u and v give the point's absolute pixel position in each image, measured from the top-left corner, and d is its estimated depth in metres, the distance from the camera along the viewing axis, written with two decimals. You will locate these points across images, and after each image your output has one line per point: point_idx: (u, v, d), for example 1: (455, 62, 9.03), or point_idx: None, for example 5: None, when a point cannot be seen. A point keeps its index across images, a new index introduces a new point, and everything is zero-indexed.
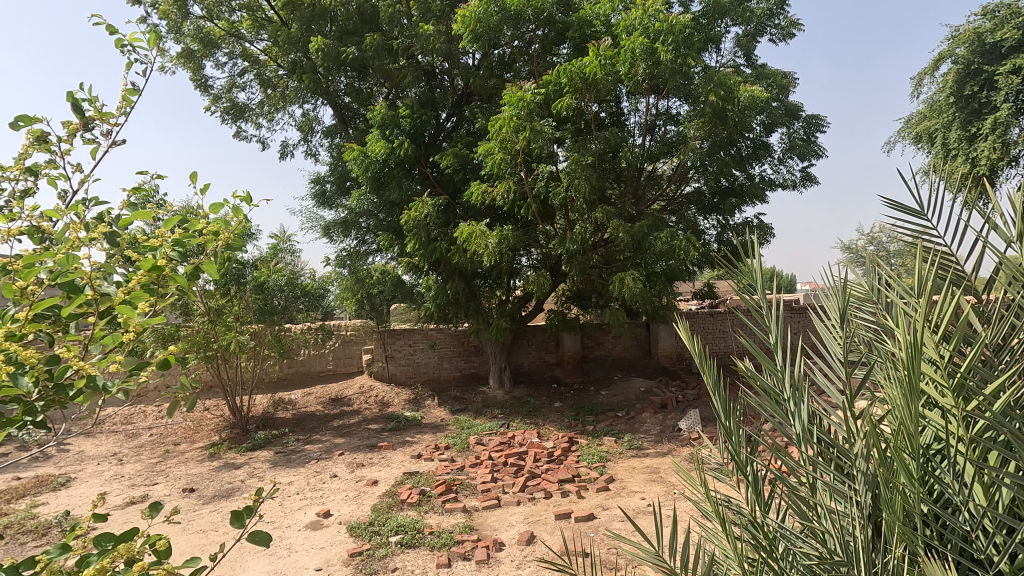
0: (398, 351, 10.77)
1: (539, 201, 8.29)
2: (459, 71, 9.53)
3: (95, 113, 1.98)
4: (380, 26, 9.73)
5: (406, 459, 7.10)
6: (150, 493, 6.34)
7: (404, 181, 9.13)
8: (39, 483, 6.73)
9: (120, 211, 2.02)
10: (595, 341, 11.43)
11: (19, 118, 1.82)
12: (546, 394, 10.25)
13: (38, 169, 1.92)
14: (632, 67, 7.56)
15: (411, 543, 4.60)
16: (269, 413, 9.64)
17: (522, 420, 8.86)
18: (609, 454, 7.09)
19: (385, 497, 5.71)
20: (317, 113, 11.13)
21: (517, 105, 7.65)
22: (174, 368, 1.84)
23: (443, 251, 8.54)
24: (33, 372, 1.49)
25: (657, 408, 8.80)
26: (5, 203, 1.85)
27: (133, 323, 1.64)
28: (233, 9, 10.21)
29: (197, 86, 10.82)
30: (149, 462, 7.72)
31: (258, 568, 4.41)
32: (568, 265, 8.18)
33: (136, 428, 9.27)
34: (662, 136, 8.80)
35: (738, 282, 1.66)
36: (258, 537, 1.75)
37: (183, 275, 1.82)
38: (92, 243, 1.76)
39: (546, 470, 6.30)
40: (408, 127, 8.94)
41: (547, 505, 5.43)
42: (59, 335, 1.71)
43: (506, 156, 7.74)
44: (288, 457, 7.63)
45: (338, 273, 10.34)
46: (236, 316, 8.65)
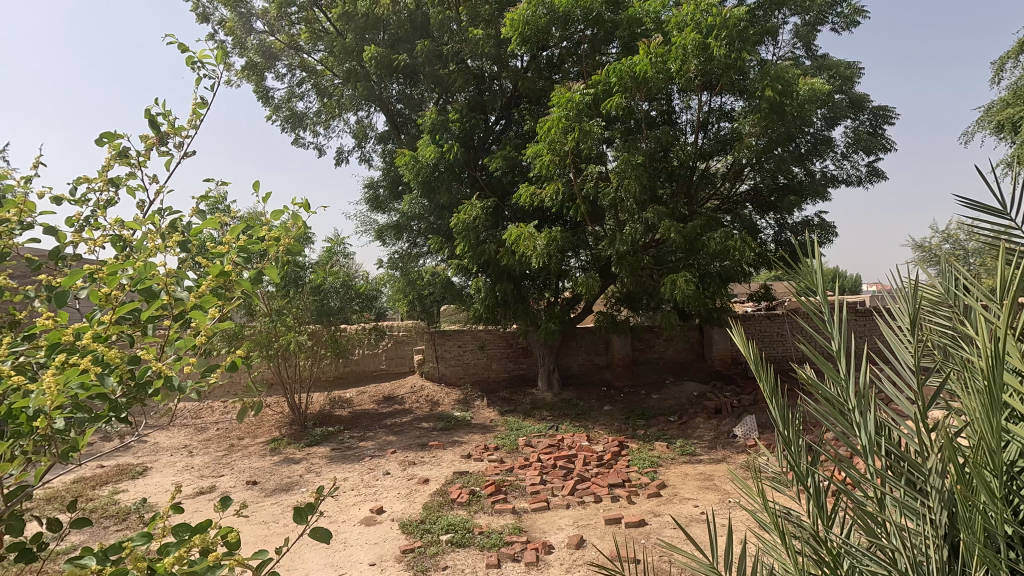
0: (448, 352, 10.93)
1: (589, 202, 8.22)
2: (507, 74, 9.58)
3: (170, 128, 2.14)
4: (430, 33, 9.92)
5: (456, 459, 7.18)
6: (218, 484, 6.71)
7: (454, 185, 9.26)
8: (120, 471, 7.25)
9: (190, 218, 2.17)
10: (647, 343, 11.19)
11: (102, 135, 2.00)
12: (596, 396, 10.16)
13: (120, 180, 2.09)
14: (684, 64, 7.36)
15: (461, 543, 4.66)
16: (326, 411, 9.99)
17: (571, 423, 8.81)
18: (660, 459, 6.96)
19: (436, 496, 5.79)
20: (371, 120, 11.47)
21: (566, 106, 7.67)
22: (240, 369, 1.95)
23: (492, 252, 8.60)
24: (117, 370, 1.61)
25: (711, 414, 8.57)
26: (91, 213, 2.02)
27: (203, 327, 1.74)
28: (293, 23, 10.67)
29: (259, 97, 11.39)
30: (216, 455, 8.18)
31: (316, 560, 4.58)
32: (618, 266, 8.10)
33: (205, 422, 9.83)
34: (716, 134, 8.55)
35: (796, 284, 1.59)
36: (320, 533, 1.83)
37: (247, 280, 1.92)
38: (167, 250, 1.89)
39: (596, 474, 6.23)
40: (458, 132, 9.08)
41: (597, 509, 5.37)
42: (139, 336, 1.83)
43: (554, 157, 7.73)
44: (343, 453, 7.86)
45: (390, 274, 10.56)
46: (295, 317, 9.04)
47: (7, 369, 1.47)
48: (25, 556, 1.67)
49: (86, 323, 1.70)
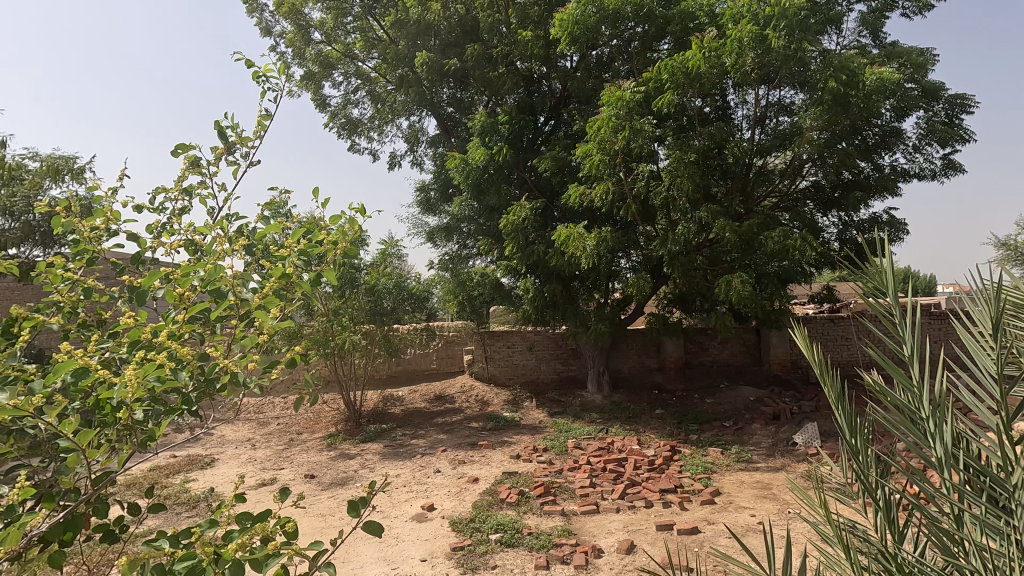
0: (498, 352, 11.01)
1: (640, 202, 8.09)
2: (557, 75, 9.57)
3: (237, 139, 2.27)
4: (480, 36, 10.05)
5: (506, 459, 7.22)
6: (279, 477, 7.02)
7: (503, 186, 9.32)
8: (190, 461, 7.70)
9: (255, 223, 2.29)
10: (700, 345, 10.88)
11: (177, 146, 2.15)
12: (647, 400, 9.97)
13: (192, 189, 2.24)
14: (740, 57, 7.13)
15: (511, 543, 4.68)
16: (379, 409, 10.28)
17: (622, 426, 8.69)
18: (714, 465, 6.75)
19: (485, 495, 5.85)
20: (422, 124, 11.72)
21: (615, 104, 7.54)
22: (300, 368, 2.04)
23: (541, 253, 8.61)
24: (188, 366, 1.72)
25: (769, 420, 8.24)
26: (167, 220, 2.18)
27: (266, 326, 1.83)
28: (348, 32, 11.05)
29: (317, 105, 11.85)
30: (277, 449, 8.56)
31: (370, 553, 4.72)
32: (669, 267, 7.91)
33: (267, 417, 10.31)
34: (774, 129, 8.23)
35: (864, 285, 1.51)
36: (373, 526, 1.88)
37: (308, 281, 2.01)
38: (234, 254, 2.01)
39: (647, 479, 6.12)
40: (507, 133, 9.14)
41: (648, 515, 5.27)
42: (209, 335, 1.95)
43: (604, 157, 7.65)
44: (395, 450, 8.07)
45: (440, 276, 10.74)
46: (351, 317, 9.36)
47: (96, 363, 1.60)
48: (109, 536, 1.80)
49: (162, 321, 1.83)
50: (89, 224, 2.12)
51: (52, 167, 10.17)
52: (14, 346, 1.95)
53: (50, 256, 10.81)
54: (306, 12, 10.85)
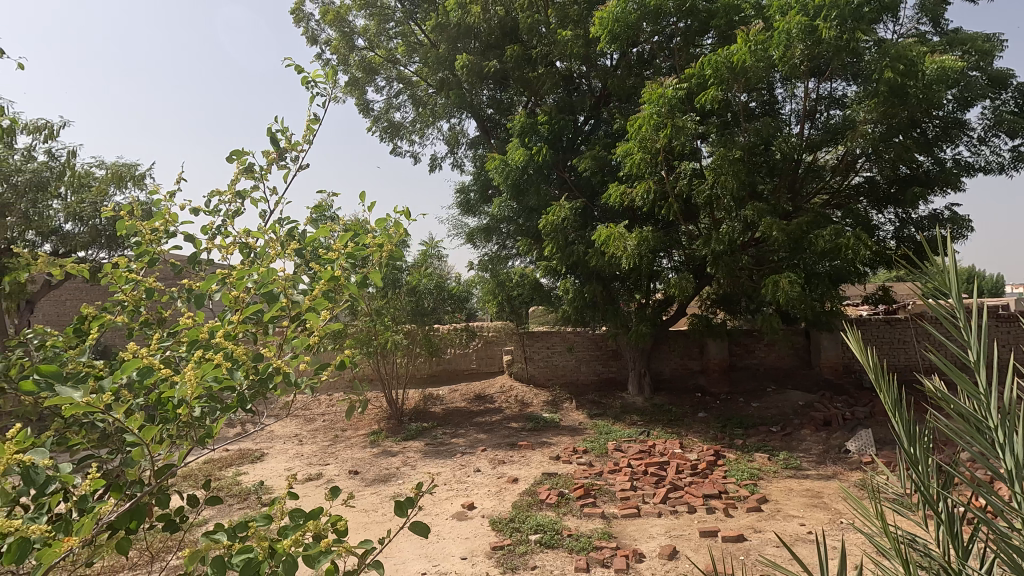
0: (537, 353, 11.01)
1: (682, 200, 7.93)
2: (597, 73, 9.51)
3: (288, 144, 2.35)
4: (519, 37, 10.06)
5: (545, 460, 7.21)
6: (324, 472, 7.23)
7: (543, 187, 9.30)
8: (241, 455, 8.02)
9: (304, 226, 2.37)
10: (745, 348, 10.55)
11: (232, 153, 2.26)
12: (690, 403, 9.76)
13: (246, 193, 2.34)
14: (788, 49, 6.90)
15: (550, 543, 4.68)
16: (420, 407, 10.45)
17: (663, 429, 8.54)
18: (761, 471, 6.54)
19: (525, 496, 5.86)
20: (463, 126, 11.84)
21: (657, 102, 7.43)
22: (348, 368, 2.10)
23: (581, 254, 8.55)
24: (243, 366, 1.80)
25: (819, 426, 7.93)
26: (221, 222, 2.29)
27: (317, 328, 1.90)
28: (390, 37, 11.28)
29: (361, 110, 12.14)
30: (322, 445, 8.82)
31: (412, 550, 4.81)
32: (713, 267, 7.72)
33: (313, 414, 10.63)
34: (825, 123, 7.91)
35: (923, 286, 1.43)
36: (418, 527, 1.91)
37: (355, 284, 2.07)
38: (286, 258, 2.09)
39: (690, 483, 5.99)
40: (547, 134, 9.13)
41: (691, 520, 5.16)
42: (262, 335, 2.03)
43: (645, 155, 7.53)
44: (436, 448, 8.18)
45: (480, 276, 10.84)
46: (393, 317, 9.54)
47: (159, 363, 1.69)
48: (171, 525, 1.90)
49: (219, 321, 1.92)
50: (150, 226, 2.24)
51: (116, 174, 10.79)
52: (86, 344, 2.08)
53: (116, 258, 11.48)
54: (350, 19, 11.15)
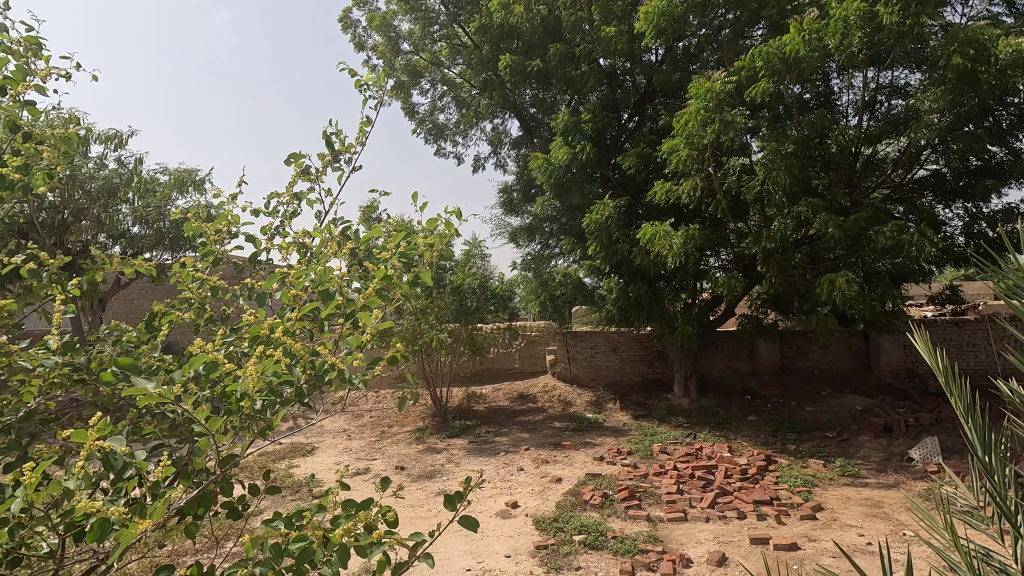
0: (580, 353, 10.91)
1: (730, 197, 7.71)
2: (641, 69, 9.37)
3: (342, 146, 2.43)
4: (562, 35, 10.01)
5: (589, 461, 7.15)
6: (372, 467, 7.42)
7: (586, 185, 9.21)
8: (293, 449, 8.32)
9: (357, 227, 2.45)
10: (798, 349, 10.13)
11: (291, 156, 2.36)
12: (739, 406, 9.47)
13: (303, 195, 2.43)
14: (845, 38, 6.60)
15: (594, 545, 4.64)
16: (464, 405, 10.57)
17: (711, 432, 8.32)
18: (816, 478, 6.28)
19: (569, 496, 5.84)
20: (505, 126, 11.88)
21: (704, 97, 7.25)
22: (400, 363, 2.15)
23: (625, 252, 8.43)
24: (302, 362, 1.89)
25: (880, 433, 7.54)
26: (280, 222, 2.38)
27: (371, 325, 1.96)
28: (435, 41, 11.44)
29: (406, 113, 12.38)
30: (370, 440, 9.05)
31: (457, 546, 4.87)
32: (764, 266, 7.47)
33: (360, 409, 10.92)
34: (885, 114, 7.54)
35: (1000, 287, 1.34)
36: (467, 522, 1.93)
37: (406, 282, 2.11)
38: (340, 258, 2.16)
39: (739, 488, 5.81)
40: (591, 132, 9.05)
41: (741, 526, 5.01)
42: (317, 332, 2.10)
43: (692, 152, 7.35)
44: (480, 446, 8.25)
45: (523, 276, 10.88)
46: (437, 315, 9.68)
47: (224, 357, 1.79)
48: (233, 513, 1.99)
49: (278, 319, 2.02)
50: (214, 227, 2.36)
51: (179, 180, 11.40)
52: (156, 339, 2.21)
53: (179, 259, 12.13)
54: (396, 23, 11.38)
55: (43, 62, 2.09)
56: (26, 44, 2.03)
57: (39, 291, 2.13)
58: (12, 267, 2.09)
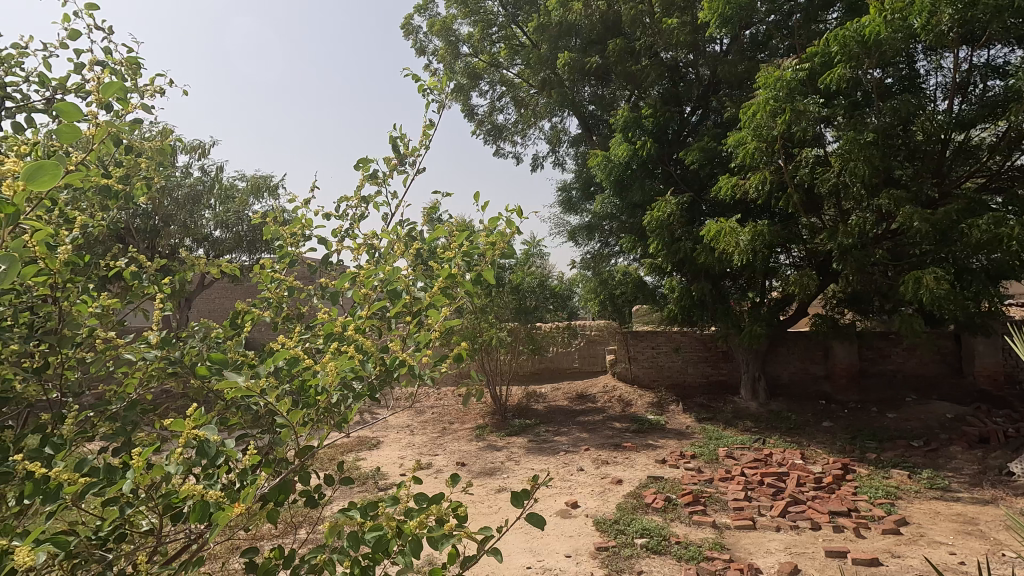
0: (641, 353, 10.69)
1: (803, 190, 7.32)
2: (705, 60, 9.09)
3: (407, 149, 2.50)
4: (622, 30, 9.84)
5: (651, 463, 7.00)
6: (434, 462, 7.59)
7: (647, 182, 9.02)
8: (360, 442, 8.66)
9: (422, 228, 2.51)
10: (878, 351, 9.47)
11: (360, 161, 2.46)
12: (812, 411, 8.98)
13: (370, 198, 2.52)
14: (934, 15, 6.06)
15: (657, 549, 4.53)
16: (523, 404, 10.62)
17: (782, 437, 7.93)
18: (899, 490, 5.85)
19: (630, 498, 5.74)
20: (564, 124, 11.84)
21: (773, 86, 6.92)
22: (465, 361, 2.19)
23: (688, 250, 8.18)
24: (373, 359, 1.96)
25: (974, 444, 6.94)
26: (349, 225, 2.49)
27: (438, 324, 2.01)
28: (494, 42, 11.54)
29: (466, 115, 12.58)
30: (432, 436, 9.26)
31: (517, 543, 4.90)
32: (840, 262, 7.03)
33: (422, 406, 11.20)
34: (981, 96, 6.91)
35: None
36: (535, 519, 1.93)
37: (469, 281, 2.15)
38: (406, 258, 2.23)
39: (813, 498, 5.51)
40: (651, 127, 8.84)
41: (815, 538, 4.75)
42: (386, 330, 2.17)
43: (760, 144, 7.03)
44: (539, 445, 8.26)
45: (583, 275, 10.81)
46: (496, 314, 9.77)
47: (303, 352, 1.88)
48: (310, 501, 2.09)
49: (350, 317, 2.10)
50: (290, 231, 2.49)
51: (256, 186, 12.12)
52: (241, 335, 2.37)
53: (256, 260, 12.89)
54: (456, 27, 11.58)
55: (141, 81, 2.28)
56: (129, 65, 2.23)
57: (139, 291, 2.33)
58: (117, 269, 2.30)
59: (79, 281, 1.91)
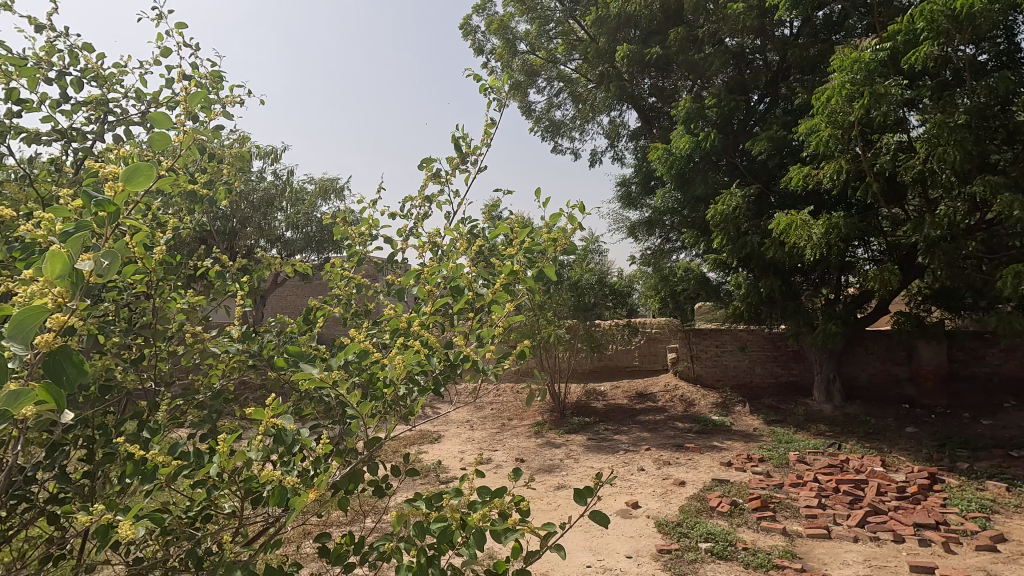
0: (704, 352, 10.36)
1: (884, 179, 6.83)
2: (774, 45, 8.67)
3: (468, 149, 2.54)
4: (684, 18, 9.52)
5: (715, 465, 6.77)
6: (493, 457, 7.68)
7: (710, 175, 8.71)
8: (422, 435, 8.88)
9: (483, 225, 2.54)
10: (972, 353, 8.68)
11: (424, 161, 2.52)
12: (894, 415, 8.39)
13: (434, 197, 2.57)
14: None
15: (723, 555, 4.38)
16: (582, 402, 10.55)
17: (859, 443, 7.45)
18: (997, 504, 5.36)
19: (693, 500, 5.58)
20: (623, 118, 11.63)
21: (850, 69, 6.49)
22: (527, 358, 2.20)
23: (755, 245, 7.83)
24: (438, 354, 2.00)
25: None
26: (413, 224, 2.55)
27: (501, 321, 2.03)
28: (551, 38, 11.48)
29: (523, 112, 12.61)
30: (491, 432, 9.36)
31: (577, 541, 4.87)
32: (926, 256, 6.52)
33: (482, 401, 11.34)
34: None
35: None
36: (598, 516, 1.92)
37: (530, 277, 2.15)
38: (468, 255, 2.25)
39: (896, 508, 5.15)
40: (715, 117, 8.52)
41: (898, 551, 4.44)
42: (450, 326, 2.21)
43: (835, 131, 6.62)
44: (599, 444, 8.18)
45: (643, 271, 10.60)
46: (555, 312, 9.74)
47: (372, 347, 1.95)
48: (378, 491, 2.16)
49: (415, 313, 2.15)
50: (358, 230, 2.59)
51: (324, 188, 12.69)
52: (313, 330, 2.48)
53: (324, 259, 13.48)
54: (513, 26, 11.64)
55: (224, 91, 2.43)
56: (213, 77, 2.38)
57: (223, 289, 2.49)
58: (204, 269, 2.47)
59: (171, 279, 2.06)
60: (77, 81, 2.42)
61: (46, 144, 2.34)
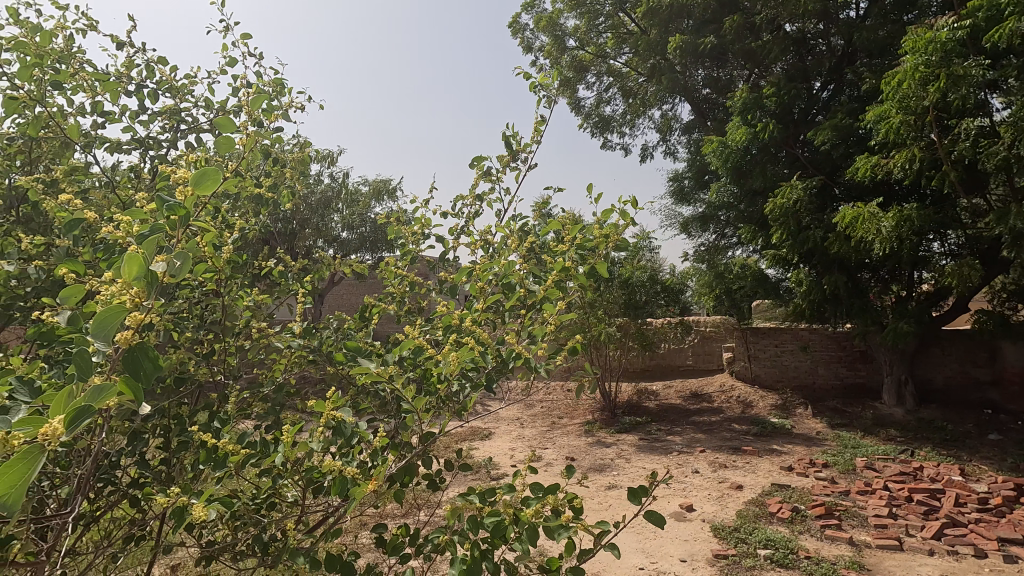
0: (763, 351, 9.97)
1: (962, 167, 6.35)
2: (838, 29, 8.22)
3: (519, 146, 2.54)
4: (740, 5, 9.17)
5: (775, 470, 6.51)
6: (543, 455, 7.67)
7: (769, 167, 8.37)
8: (473, 432, 8.98)
9: (534, 222, 2.53)
10: None
11: (475, 159, 2.54)
12: (974, 421, 7.80)
13: (485, 195, 2.59)
14: None
15: (784, 562, 4.20)
16: (634, 401, 10.38)
17: (935, 449, 6.98)
18: None
19: (752, 505, 5.38)
20: (675, 111, 11.35)
21: (925, 50, 6.07)
22: (579, 355, 2.18)
23: (817, 239, 7.47)
24: (490, 351, 2.01)
25: None
26: (465, 222, 2.57)
27: (552, 316, 2.03)
28: (600, 33, 11.34)
29: (573, 109, 12.51)
30: (541, 430, 9.36)
31: (629, 543, 4.80)
32: (1012, 249, 6.02)
33: (532, 399, 11.35)
34: None
35: None
36: (654, 517, 1.88)
37: (582, 274, 2.14)
38: (519, 252, 2.26)
39: (976, 521, 4.78)
40: (774, 107, 8.17)
41: (980, 567, 4.12)
42: (501, 323, 2.22)
43: (906, 117, 6.21)
44: (651, 444, 8.02)
45: (696, 268, 10.31)
46: (606, 310, 9.62)
47: (426, 343, 1.99)
48: (433, 485, 2.19)
49: (467, 310, 2.18)
50: (410, 230, 2.64)
51: (378, 189, 13.03)
52: (369, 328, 2.55)
53: (378, 259, 13.85)
54: (562, 22, 11.56)
55: (285, 96, 2.52)
56: (274, 84, 2.48)
57: (285, 289, 2.60)
58: (268, 269, 2.58)
59: (238, 279, 2.16)
60: (153, 93, 2.58)
61: (126, 152, 2.51)
